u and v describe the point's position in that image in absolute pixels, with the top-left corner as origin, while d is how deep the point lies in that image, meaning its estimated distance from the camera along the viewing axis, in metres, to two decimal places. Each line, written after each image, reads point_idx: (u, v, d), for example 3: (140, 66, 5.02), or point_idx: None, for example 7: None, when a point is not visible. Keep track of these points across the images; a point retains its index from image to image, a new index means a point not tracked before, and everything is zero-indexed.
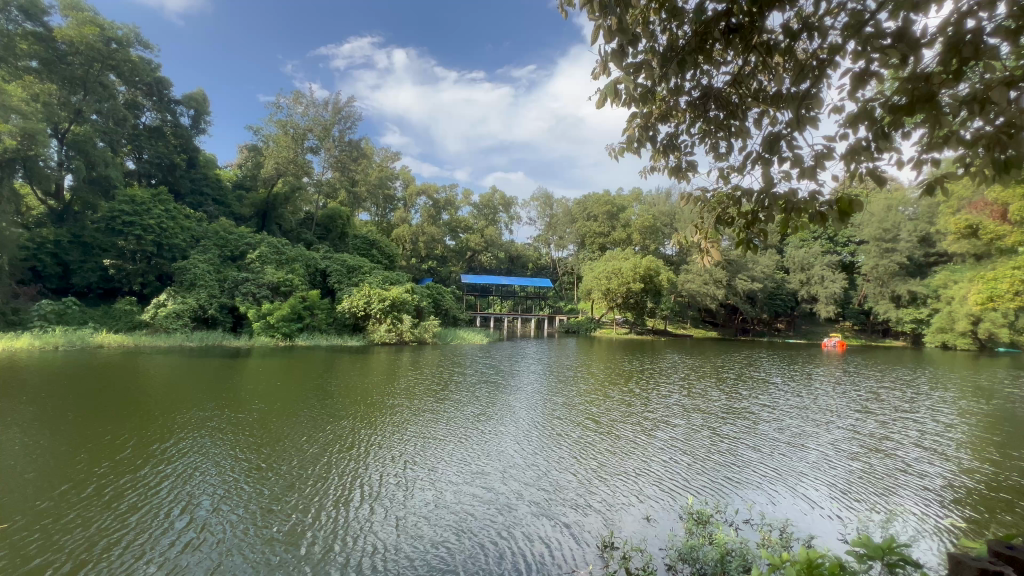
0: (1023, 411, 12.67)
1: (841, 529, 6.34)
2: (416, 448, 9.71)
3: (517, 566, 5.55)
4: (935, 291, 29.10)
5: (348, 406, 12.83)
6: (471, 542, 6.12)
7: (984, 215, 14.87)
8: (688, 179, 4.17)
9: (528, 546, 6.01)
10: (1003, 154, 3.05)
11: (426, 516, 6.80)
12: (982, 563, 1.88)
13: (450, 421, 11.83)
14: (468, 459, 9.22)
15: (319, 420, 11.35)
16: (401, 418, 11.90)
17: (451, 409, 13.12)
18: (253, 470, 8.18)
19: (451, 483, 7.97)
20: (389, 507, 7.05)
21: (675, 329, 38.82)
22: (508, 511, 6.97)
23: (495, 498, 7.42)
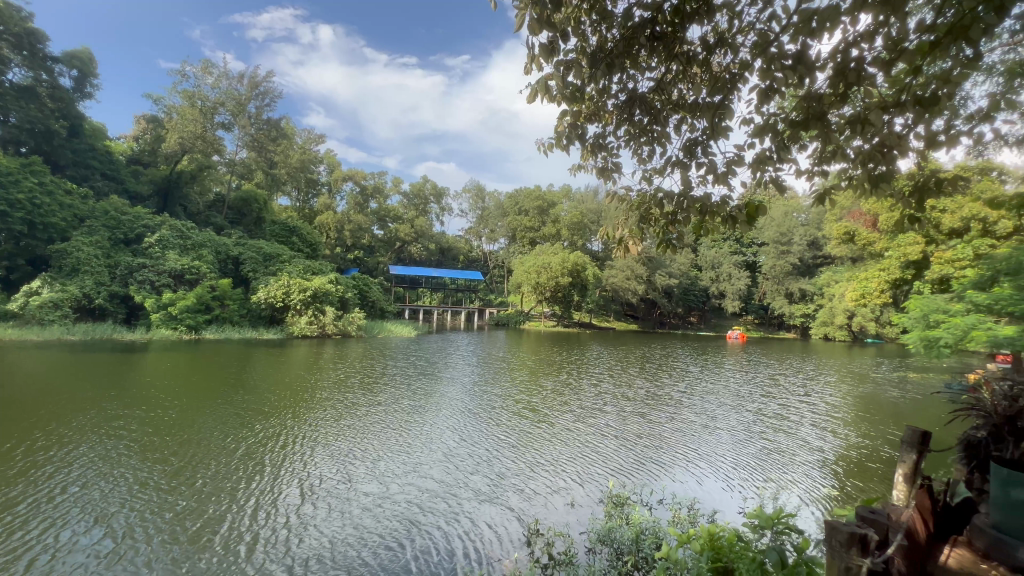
0: (885, 392, 14.76)
1: (742, 503, 7.02)
2: (354, 440, 9.43)
3: (462, 552, 5.63)
4: (820, 289, 32.93)
5: (276, 402, 12.05)
6: (416, 531, 6.10)
7: (860, 223, 17.10)
8: (614, 179, 4.36)
9: (472, 532, 6.10)
10: (876, 169, 3.53)
11: (369, 508, 6.67)
12: (849, 524, 2.10)
13: (388, 413, 11.57)
14: (408, 450, 9.08)
15: (246, 417, 10.60)
16: (336, 412, 11.43)
17: (388, 401, 12.82)
18: (171, 473, 7.48)
19: (393, 474, 7.86)
20: (328, 501, 6.82)
21: (600, 321, 40.53)
22: (452, 499, 7.01)
23: (438, 487, 7.42)
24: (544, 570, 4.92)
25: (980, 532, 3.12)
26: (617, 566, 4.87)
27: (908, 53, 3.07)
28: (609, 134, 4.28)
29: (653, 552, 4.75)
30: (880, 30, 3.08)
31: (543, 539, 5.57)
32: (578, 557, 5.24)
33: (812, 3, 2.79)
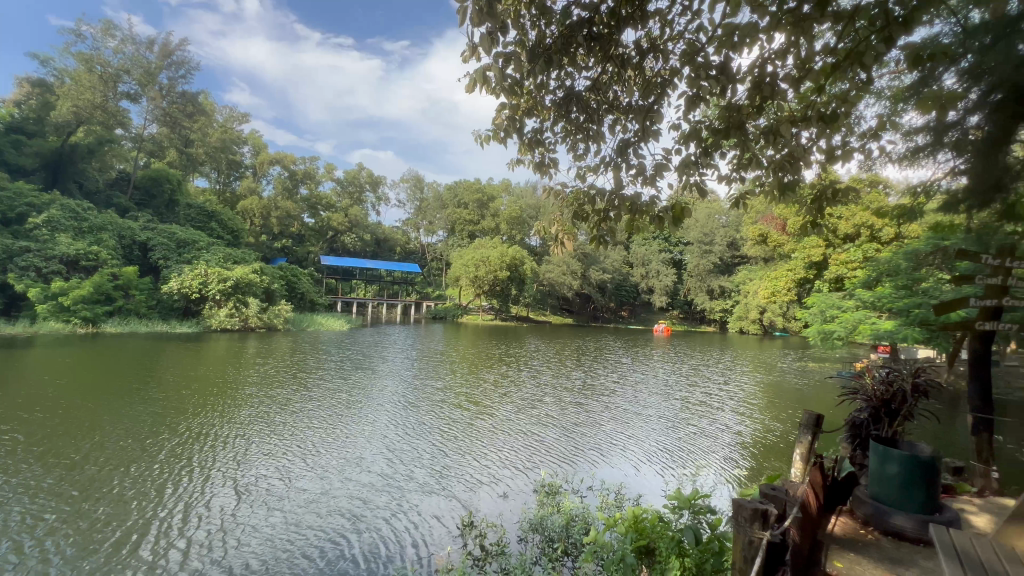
0: (788, 380, 16.34)
1: (664, 485, 7.49)
2: (290, 436, 9.00)
3: (402, 546, 5.56)
4: (736, 286, 35.65)
5: (199, 400, 11.17)
6: (356, 526, 5.96)
7: (772, 226, 18.68)
8: (550, 175, 4.45)
9: (413, 524, 6.04)
10: (785, 178, 3.88)
11: (305, 505, 6.41)
12: (754, 501, 2.28)
13: (325, 408, 11.13)
14: (347, 443, 8.83)
15: (164, 415, 9.76)
16: (268, 408, 10.82)
17: (324, 395, 12.32)
18: (78, 479, 6.75)
19: (332, 469, 7.60)
20: (263, 499, 6.51)
21: (536, 315, 41.18)
22: (393, 492, 6.91)
23: (378, 480, 7.28)
24: (477, 561, 4.94)
25: (860, 502, 3.52)
26: (548, 553, 4.98)
27: (812, 72, 3.39)
28: (547, 131, 4.35)
29: (582, 538, 4.94)
30: (793, 49, 3.37)
31: (476, 531, 5.55)
32: (509, 546, 5.32)
33: (733, 19, 2.99)
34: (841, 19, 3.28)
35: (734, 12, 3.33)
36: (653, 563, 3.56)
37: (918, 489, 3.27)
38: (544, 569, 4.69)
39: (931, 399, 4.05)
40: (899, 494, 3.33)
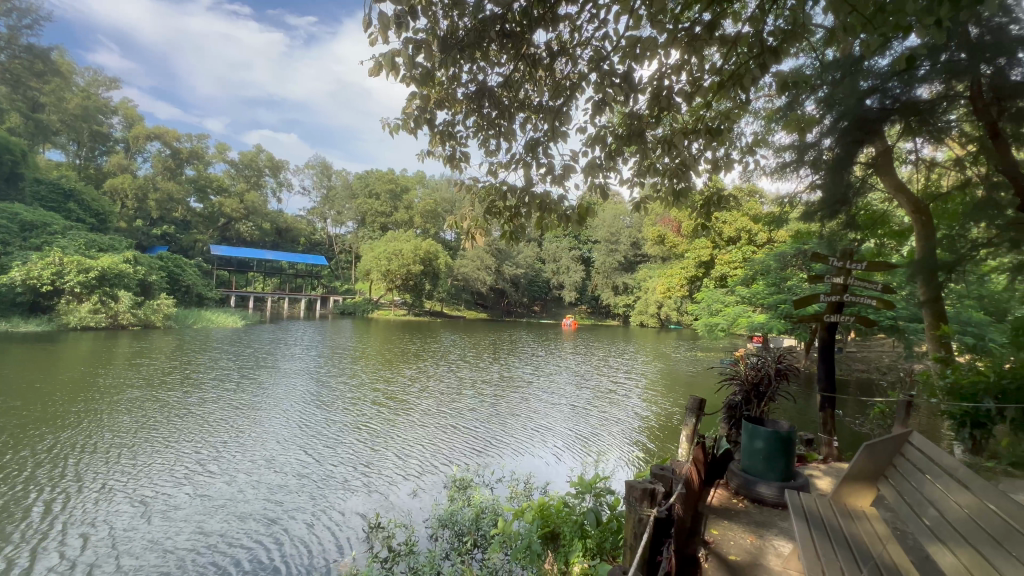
0: (681, 369, 17.94)
1: (570, 472, 7.84)
2: (190, 442, 8.27)
3: (311, 550, 5.32)
4: (638, 283, 38.25)
5: (68, 405, 9.77)
6: (261, 533, 5.63)
7: (668, 228, 20.44)
8: (461, 169, 4.45)
9: (322, 525, 5.79)
10: (678, 185, 4.33)
11: (206, 516, 5.95)
12: (644, 481, 2.45)
13: (229, 409, 10.29)
14: (255, 445, 8.30)
15: (18, 426, 8.37)
16: (160, 411, 9.80)
17: (225, 395, 11.36)
18: None
19: (239, 474, 7.11)
20: (157, 511, 5.97)
21: (450, 310, 40.75)
22: (303, 493, 6.60)
23: (287, 482, 6.93)
24: (384, 562, 4.78)
25: (734, 475, 3.96)
26: (458, 548, 4.99)
27: (702, 89, 3.75)
28: (459, 125, 4.36)
29: (490, 529, 4.97)
30: (686, 66, 3.70)
31: (383, 532, 5.38)
32: (418, 545, 5.23)
33: (635, 32, 3.19)
34: (726, 44, 3.67)
35: (636, 26, 3.57)
36: (557, 548, 3.73)
37: (779, 460, 3.75)
38: (453, 564, 4.71)
39: (790, 382, 4.69)
40: (764, 465, 3.80)
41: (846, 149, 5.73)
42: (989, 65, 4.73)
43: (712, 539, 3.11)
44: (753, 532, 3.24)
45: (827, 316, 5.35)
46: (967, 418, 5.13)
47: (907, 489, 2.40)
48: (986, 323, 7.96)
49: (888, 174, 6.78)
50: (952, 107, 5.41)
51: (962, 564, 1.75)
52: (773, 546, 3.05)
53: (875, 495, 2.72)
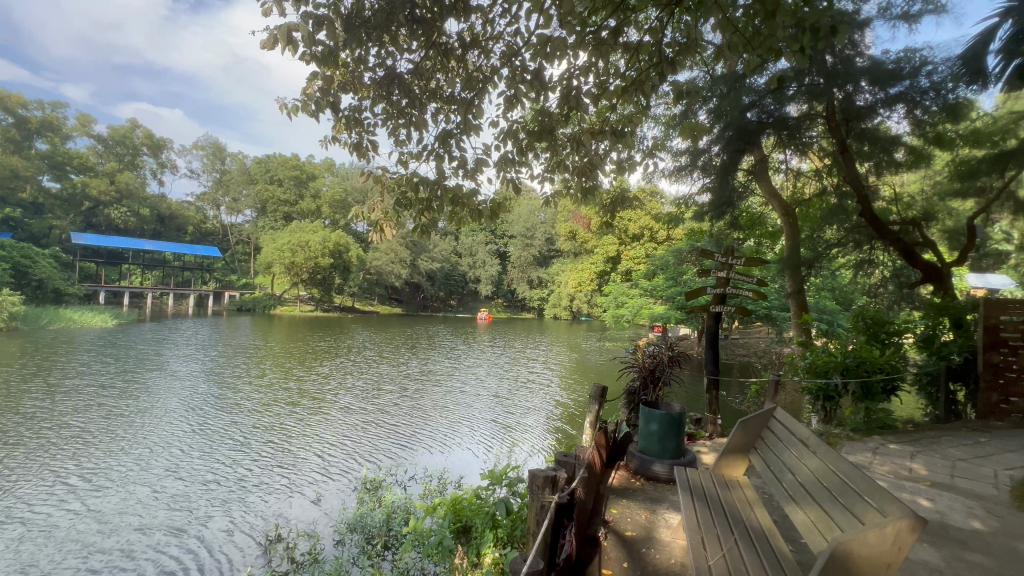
0: (591, 358, 18.86)
1: (484, 463, 7.85)
2: (64, 456, 7.32)
3: (204, 566, 4.89)
4: (552, 277, 39.43)
5: None
6: (148, 553, 5.09)
7: (580, 224, 21.33)
8: (369, 158, 4.26)
9: (216, 540, 5.32)
10: (585, 182, 4.57)
11: (87, 537, 5.33)
12: (546, 469, 2.52)
13: (114, 416, 9.21)
14: (148, 455, 7.54)
15: None
16: (24, 421, 8.54)
17: (108, 401, 10.12)
18: None
19: (125, 489, 6.42)
20: (26, 537, 5.27)
21: (363, 305, 38.88)
22: (200, 505, 6.08)
23: (183, 492, 6.37)
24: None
25: (632, 456, 4.21)
26: (367, 551, 4.79)
27: (607, 91, 3.96)
28: (366, 109, 4.16)
29: (402, 528, 4.80)
30: (593, 68, 3.88)
31: (284, 543, 5.01)
32: (323, 553, 4.94)
33: (546, 31, 3.27)
34: (629, 50, 3.91)
35: (546, 24, 3.66)
36: (469, 540, 3.73)
37: (670, 439, 4.07)
38: (361, 569, 4.50)
39: (681, 367, 5.12)
40: (659, 446, 4.10)
41: (731, 156, 6.65)
42: (841, 89, 6.02)
43: (611, 518, 3.28)
44: (647, 507, 3.47)
45: (713, 307, 5.89)
46: (820, 392, 5.95)
47: (772, 458, 2.72)
48: (836, 310, 9.37)
49: (764, 181, 7.66)
50: (812, 126, 6.51)
51: (812, 520, 2.02)
52: (664, 519, 3.29)
53: (747, 465, 3.05)
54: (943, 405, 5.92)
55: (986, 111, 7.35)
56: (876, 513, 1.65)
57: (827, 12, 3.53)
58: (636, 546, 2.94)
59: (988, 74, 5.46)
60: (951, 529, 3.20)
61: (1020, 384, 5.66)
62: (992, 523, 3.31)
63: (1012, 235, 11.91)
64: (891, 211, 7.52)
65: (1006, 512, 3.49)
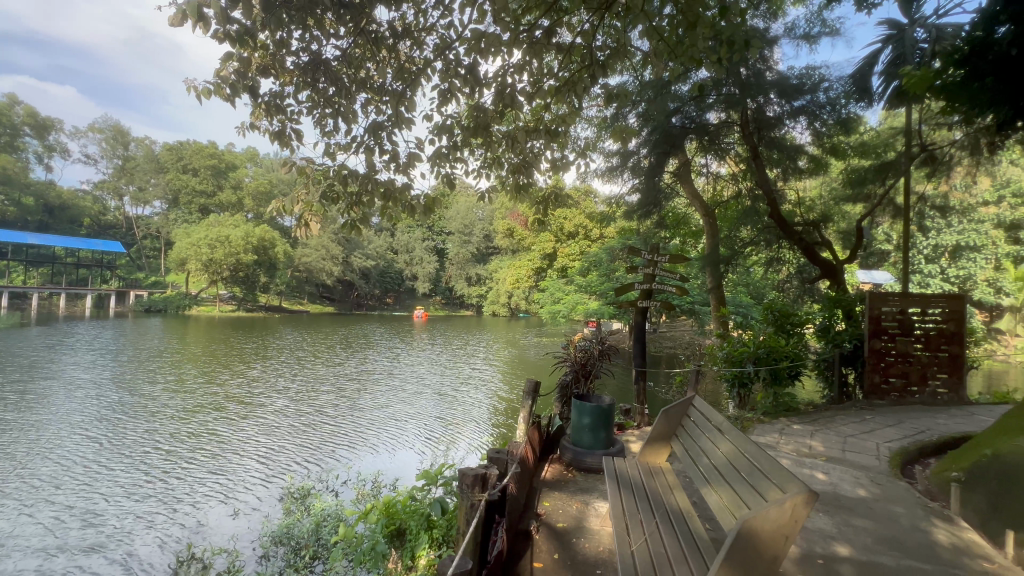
0: (529, 354, 19.08)
1: (420, 463, 7.65)
2: None
3: None
4: (490, 274, 39.38)
5: None
6: None
7: (517, 222, 21.55)
8: (292, 147, 4.01)
9: (117, 565, 4.81)
10: (520, 179, 4.61)
11: None
12: (476, 467, 2.49)
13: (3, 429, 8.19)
14: (48, 472, 6.80)
15: None
16: None
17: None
18: None
19: (14, 512, 5.72)
20: None
21: (291, 304, 36.66)
22: (106, 526, 5.52)
23: (89, 512, 5.79)
24: None
25: (565, 449, 4.29)
26: (292, 565, 4.48)
27: (541, 91, 4.02)
28: (289, 96, 3.91)
29: (332, 536, 4.57)
30: (527, 67, 3.92)
31: (196, 564, 4.59)
32: (244, 570, 4.59)
33: (479, 26, 3.25)
34: (562, 51, 3.98)
35: (480, 19, 3.64)
36: (403, 543, 3.64)
37: (601, 430, 4.20)
38: None
39: (611, 360, 5.32)
40: (591, 437, 4.21)
41: (658, 158, 7.11)
42: (754, 100, 6.53)
43: (543, 512, 3.32)
44: (578, 498, 3.56)
45: (641, 302, 6.18)
46: (736, 379, 6.44)
47: (691, 443, 2.89)
48: (751, 304, 10.15)
49: (687, 183, 8.15)
50: (729, 132, 7.11)
51: (725, 501, 2.16)
52: (594, 509, 3.38)
53: (669, 451, 3.22)
54: (837, 387, 6.59)
55: (871, 126, 8.31)
56: (778, 492, 1.79)
57: (740, 28, 3.82)
58: (567, 537, 3.00)
59: (873, 93, 6.49)
60: (842, 498, 3.58)
61: (898, 367, 6.43)
62: (874, 490, 3.75)
63: (892, 236, 13.53)
64: (795, 213, 8.26)
65: (885, 479, 3.97)
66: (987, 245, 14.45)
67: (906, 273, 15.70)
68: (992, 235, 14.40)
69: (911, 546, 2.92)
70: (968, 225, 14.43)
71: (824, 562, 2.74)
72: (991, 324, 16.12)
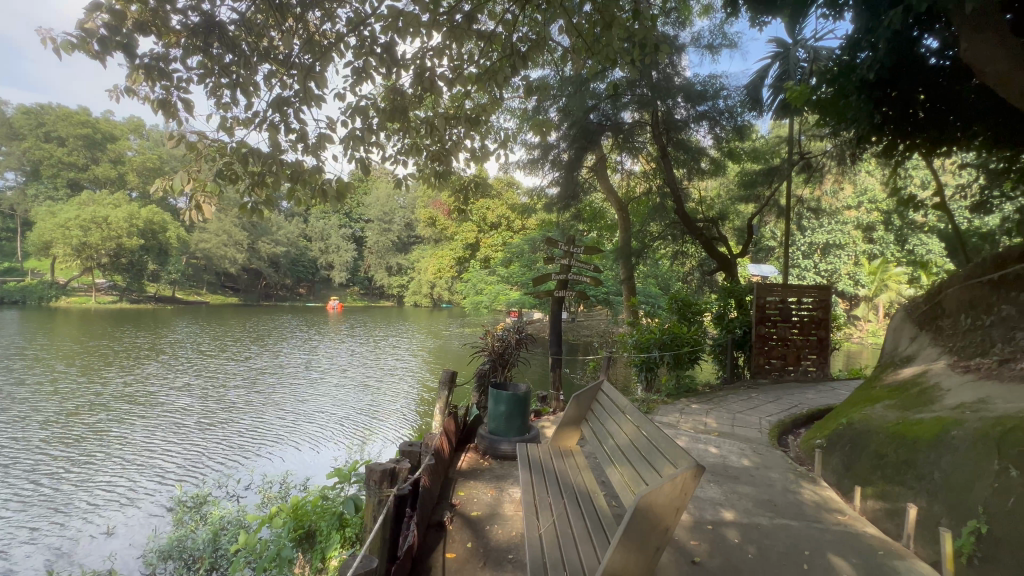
0: (451, 344, 18.89)
1: (334, 460, 7.23)
2: None
3: None
4: (412, 264, 38.30)
5: None
6: None
7: (439, 211, 21.20)
8: (179, 119, 3.57)
9: None
10: (438, 167, 4.53)
11: None
12: (384, 462, 2.43)
13: None
14: None
15: None
16: None
17: None
18: None
19: None
20: None
21: (186, 294, 32.98)
22: None
23: None
24: None
25: (482, 438, 4.30)
26: None
27: (462, 78, 3.97)
28: (176, 59, 3.46)
29: (231, 545, 4.17)
30: (446, 51, 3.84)
31: None
32: None
33: (396, 5, 3.13)
34: (482, 38, 3.92)
35: None
36: (312, 546, 3.44)
37: (517, 418, 4.26)
38: None
39: (528, 349, 5.43)
40: (506, 425, 4.27)
41: (576, 153, 7.47)
42: (663, 103, 7.02)
43: (458, 501, 3.32)
44: (493, 485, 3.60)
45: (557, 292, 6.36)
46: (643, 364, 6.89)
47: (599, 426, 3.03)
48: (658, 294, 10.86)
49: (603, 178, 8.52)
50: (641, 132, 7.55)
51: (627, 478, 2.29)
52: (508, 495, 3.43)
53: (579, 434, 3.35)
54: (729, 369, 7.28)
55: (760, 135, 9.23)
56: (671, 467, 1.94)
57: (651, 32, 4.02)
58: (481, 524, 3.02)
59: (762, 104, 7.33)
60: (729, 469, 3.98)
61: (779, 350, 7.25)
62: (755, 459, 4.21)
63: (777, 233, 15.19)
64: (698, 210, 8.94)
65: (764, 449, 4.48)
66: (850, 244, 16.71)
67: (787, 268, 17.75)
68: (853, 234, 16.71)
69: (783, 506, 3.32)
70: (836, 226, 16.56)
71: (712, 527, 3.03)
72: (850, 311, 18.77)
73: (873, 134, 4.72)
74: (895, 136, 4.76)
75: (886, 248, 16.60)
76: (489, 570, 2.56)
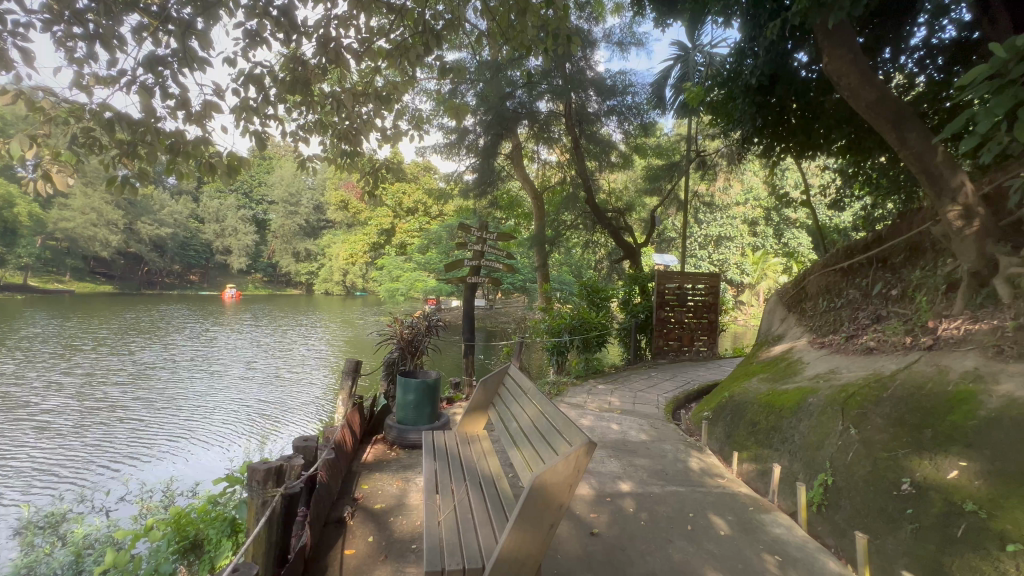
0: (365, 334, 18.08)
1: (231, 462, 6.58)
2: None
3: None
4: (322, 250, 35.95)
5: None
6: None
7: (351, 193, 20.10)
8: (15, 71, 2.95)
9: None
10: (345, 146, 4.25)
11: None
12: (271, 460, 2.22)
13: None
14: None
15: None
16: None
17: None
18: None
19: None
20: None
21: (43, 283, 28.10)
22: None
23: None
24: None
25: (389, 428, 4.16)
26: None
27: (370, 52, 3.75)
28: None
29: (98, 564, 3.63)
30: (352, 21, 3.60)
31: None
32: None
33: None
34: (392, 11, 3.72)
35: None
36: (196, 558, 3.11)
37: (426, 406, 4.18)
38: None
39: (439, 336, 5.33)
40: (415, 414, 4.17)
41: (492, 140, 7.47)
42: (576, 94, 7.22)
43: (361, 495, 3.19)
44: (400, 476, 3.51)
45: (470, 278, 6.30)
46: (555, 348, 7.13)
47: (505, 409, 3.07)
48: (571, 281, 11.23)
49: (520, 166, 8.59)
50: (555, 122, 7.70)
51: (527, 458, 2.34)
52: (415, 484, 3.36)
53: (486, 418, 3.37)
54: (633, 351, 7.76)
55: (663, 132, 9.85)
56: (567, 445, 2.00)
57: (566, 22, 4.07)
58: (385, 517, 2.93)
59: (667, 103, 7.70)
60: (628, 443, 4.25)
61: (676, 332, 7.87)
62: (651, 433, 4.55)
63: (678, 225, 16.39)
64: (608, 201, 9.34)
65: (660, 423, 4.85)
66: (740, 236, 18.50)
67: (686, 257, 19.27)
68: (741, 228, 18.53)
69: (674, 475, 3.61)
70: (728, 220, 18.21)
71: (610, 498, 3.22)
72: (738, 297, 20.85)
73: (755, 136, 5.21)
74: (772, 139, 5.34)
75: (767, 241, 18.60)
76: (389, 563, 2.50)
